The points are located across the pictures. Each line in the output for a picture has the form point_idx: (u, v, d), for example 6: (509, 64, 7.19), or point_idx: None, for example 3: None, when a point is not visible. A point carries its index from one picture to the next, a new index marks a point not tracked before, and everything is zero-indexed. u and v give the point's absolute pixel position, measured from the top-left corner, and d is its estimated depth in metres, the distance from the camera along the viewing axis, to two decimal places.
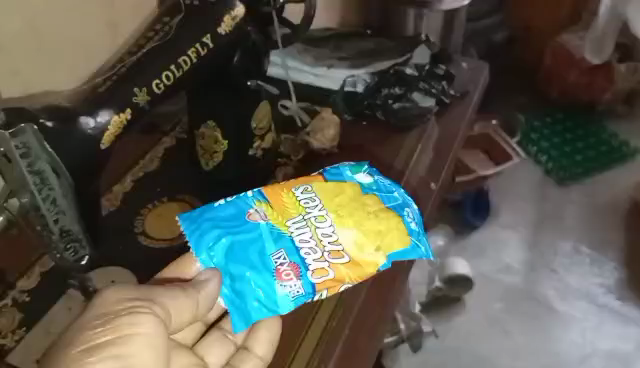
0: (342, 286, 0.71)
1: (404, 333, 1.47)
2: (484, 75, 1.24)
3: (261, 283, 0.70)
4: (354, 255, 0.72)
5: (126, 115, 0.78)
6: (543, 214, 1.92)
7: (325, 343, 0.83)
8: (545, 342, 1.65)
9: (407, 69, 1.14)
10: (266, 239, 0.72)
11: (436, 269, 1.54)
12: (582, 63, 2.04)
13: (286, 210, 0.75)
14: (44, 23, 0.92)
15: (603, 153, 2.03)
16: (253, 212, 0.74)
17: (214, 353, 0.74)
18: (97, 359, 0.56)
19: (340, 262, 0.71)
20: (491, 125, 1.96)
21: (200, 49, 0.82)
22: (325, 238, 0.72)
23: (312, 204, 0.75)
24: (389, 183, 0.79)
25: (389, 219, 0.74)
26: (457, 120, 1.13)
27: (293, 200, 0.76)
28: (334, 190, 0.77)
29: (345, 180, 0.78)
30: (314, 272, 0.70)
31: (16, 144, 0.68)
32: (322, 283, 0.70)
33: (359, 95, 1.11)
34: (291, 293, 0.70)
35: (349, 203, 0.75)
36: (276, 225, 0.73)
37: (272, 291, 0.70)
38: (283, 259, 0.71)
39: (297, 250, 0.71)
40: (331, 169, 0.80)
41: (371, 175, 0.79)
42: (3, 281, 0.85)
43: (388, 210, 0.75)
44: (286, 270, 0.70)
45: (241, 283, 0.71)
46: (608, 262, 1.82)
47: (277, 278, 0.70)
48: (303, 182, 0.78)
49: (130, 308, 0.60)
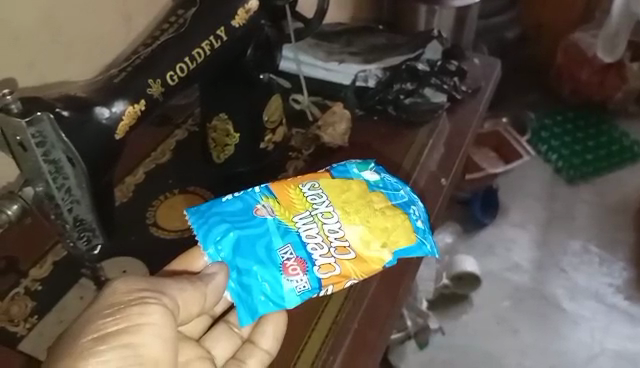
0: (347, 282, 0.71)
1: (411, 330, 1.50)
2: (497, 72, 1.24)
3: (268, 278, 0.70)
4: (360, 251, 0.72)
5: (140, 107, 0.78)
6: (553, 213, 1.91)
7: (334, 336, 0.83)
8: (552, 341, 1.65)
9: (419, 65, 1.15)
10: (273, 234, 0.72)
11: (444, 267, 1.57)
12: (594, 62, 2.04)
13: (293, 205, 0.75)
14: (60, 15, 0.93)
15: (614, 152, 2.02)
16: (260, 207, 0.74)
17: (219, 346, 0.75)
18: (107, 348, 0.56)
19: (347, 259, 0.71)
20: (502, 123, 1.96)
21: (215, 42, 0.82)
22: (331, 234, 0.73)
23: (319, 200, 0.76)
24: (395, 182, 0.80)
25: (394, 216, 0.74)
26: (468, 116, 1.13)
27: (300, 195, 0.76)
28: (341, 187, 0.77)
29: (352, 177, 0.79)
30: (320, 267, 0.70)
31: (32, 133, 0.69)
32: (328, 278, 0.70)
33: (370, 91, 1.11)
34: (297, 288, 0.70)
35: (356, 200, 0.76)
36: (283, 220, 0.73)
37: (278, 286, 0.70)
38: (290, 254, 0.71)
39: (304, 245, 0.71)
40: (338, 166, 0.81)
41: (377, 173, 0.81)
42: (16, 270, 0.86)
43: (394, 208, 0.75)
44: (293, 265, 0.70)
45: (247, 278, 0.71)
46: (617, 262, 1.82)
47: (283, 272, 0.70)
48: (309, 179, 0.79)
49: (140, 299, 0.60)
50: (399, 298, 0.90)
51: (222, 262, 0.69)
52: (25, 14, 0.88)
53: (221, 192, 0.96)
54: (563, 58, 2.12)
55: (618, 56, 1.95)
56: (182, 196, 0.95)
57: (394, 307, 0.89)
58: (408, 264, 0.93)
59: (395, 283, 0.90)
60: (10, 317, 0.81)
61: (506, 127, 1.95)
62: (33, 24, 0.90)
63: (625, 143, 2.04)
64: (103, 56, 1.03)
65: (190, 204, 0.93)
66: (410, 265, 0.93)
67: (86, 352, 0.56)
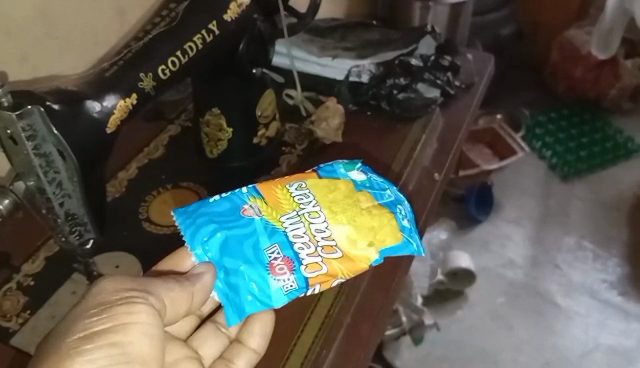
0: (335, 281, 0.71)
1: (406, 326, 1.51)
2: (491, 67, 1.24)
3: (255, 277, 0.70)
4: (347, 250, 0.72)
5: (132, 100, 0.78)
6: (547, 209, 1.91)
7: (328, 328, 0.83)
8: (547, 337, 1.65)
9: (412, 60, 1.13)
10: (260, 234, 0.72)
11: (439, 263, 1.58)
12: (588, 59, 2.04)
13: (280, 205, 0.75)
14: (51, 10, 0.93)
15: (608, 149, 2.04)
16: (247, 207, 0.74)
17: (207, 345, 0.75)
18: (94, 347, 0.57)
19: (334, 258, 0.71)
20: (497, 120, 1.96)
21: (207, 36, 0.82)
22: (318, 233, 0.73)
23: (306, 200, 0.76)
24: (382, 181, 0.80)
25: (380, 215, 0.74)
26: (463, 111, 1.13)
27: (287, 195, 0.76)
28: (328, 187, 0.77)
29: (339, 177, 0.79)
30: (307, 266, 0.70)
31: (23, 126, 0.68)
32: (315, 277, 0.70)
33: (364, 85, 1.10)
34: (284, 287, 0.69)
35: (343, 200, 0.76)
36: (271, 220, 0.73)
37: (266, 286, 0.70)
38: (277, 254, 0.71)
39: (291, 244, 0.71)
40: (325, 167, 0.81)
41: (364, 173, 0.81)
42: (10, 266, 0.86)
43: (380, 207, 0.76)
44: (280, 264, 0.70)
45: (235, 277, 0.71)
46: (611, 258, 1.82)
47: (270, 272, 0.70)
48: (296, 179, 0.79)
49: (126, 298, 0.60)
50: (393, 293, 0.90)
51: (209, 262, 0.70)
52: (18, 7, 0.88)
53: (216, 190, 0.95)
54: (559, 56, 2.13)
55: (613, 53, 1.95)
56: (173, 192, 0.94)
57: (389, 302, 0.89)
58: (401, 259, 0.93)
59: (389, 278, 0.90)
60: (3, 312, 0.81)
61: (501, 123, 1.95)
62: (26, 18, 0.90)
63: (619, 140, 2.05)
64: (98, 50, 1.03)
65: (181, 198, 0.93)
66: (404, 260, 0.93)
67: (74, 351, 0.56)
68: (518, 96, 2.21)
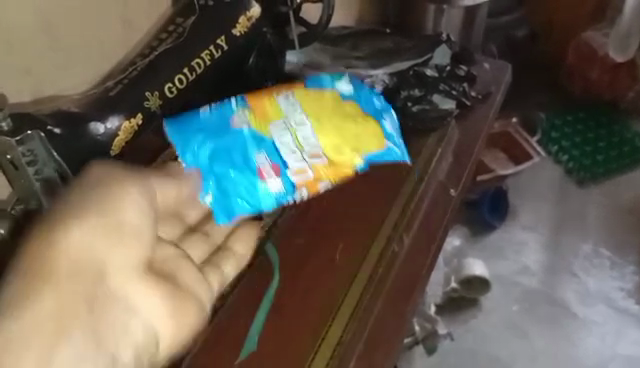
0: (320, 184, 0.81)
1: (419, 335, 1.42)
2: (508, 75, 1.21)
3: (245, 181, 0.77)
4: (331, 157, 0.81)
5: (136, 121, 0.77)
6: (563, 216, 1.87)
7: (338, 358, 0.79)
8: (563, 347, 1.61)
9: (426, 70, 1.08)
10: (248, 142, 0.78)
11: (453, 270, 1.52)
12: (605, 61, 1.99)
13: (268, 116, 0.81)
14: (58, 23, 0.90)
15: (625, 154, 1.99)
16: (237, 118, 0.80)
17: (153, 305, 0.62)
18: None
19: (319, 163, 0.80)
20: (512, 124, 1.93)
21: (214, 52, 0.84)
22: (304, 141, 0.80)
23: (292, 110, 0.83)
24: (366, 93, 0.88)
25: (359, 124, 0.83)
26: (479, 123, 1.11)
27: (276, 106, 0.83)
28: (314, 98, 0.85)
29: (325, 88, 0.87)
30: (294, 171, 0.79)
31: (23, 151, 0.67)
32: (302, 182, 0.79)
33: (379, 97, 1.04)
34: (273, 189, 0.77)
35: (327, 111, 0.83)
36: (258, 130, 0.80)
37: (254, 188, 0.77)
38: (265, 160, 0.78)
39: (278, 152, 0.78)
40: (312, 79, 0.89)
41: (351, 84, 0.88)
42: None
43: (364, 117, 0.85)
44: (267, 169, 0.77)
45: (226, 181, 0.76)
46: (628, 265, 1.78)
47: (259, 176, 0.77)
48: (284, 91, 0.85)
49: None
50: (406, 314, 0.89)
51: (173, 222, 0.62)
52: None
53: None
54: (574, 56, 2.07)
55: (630, 55, 1.90)
56: None
57: (403, 323, 0.88)
58: (416, 281, 0.91)
59: (402, 301, 0.88)
60: None
61: (516, 128, 1.92)
62: None
63: (636, 143, 2.00)
64: (101, 62, 0.98)
65: None
66: (419, 282, 0.91)
67: (71, 222, 0.60)
68: (536, 96, 2.12)
